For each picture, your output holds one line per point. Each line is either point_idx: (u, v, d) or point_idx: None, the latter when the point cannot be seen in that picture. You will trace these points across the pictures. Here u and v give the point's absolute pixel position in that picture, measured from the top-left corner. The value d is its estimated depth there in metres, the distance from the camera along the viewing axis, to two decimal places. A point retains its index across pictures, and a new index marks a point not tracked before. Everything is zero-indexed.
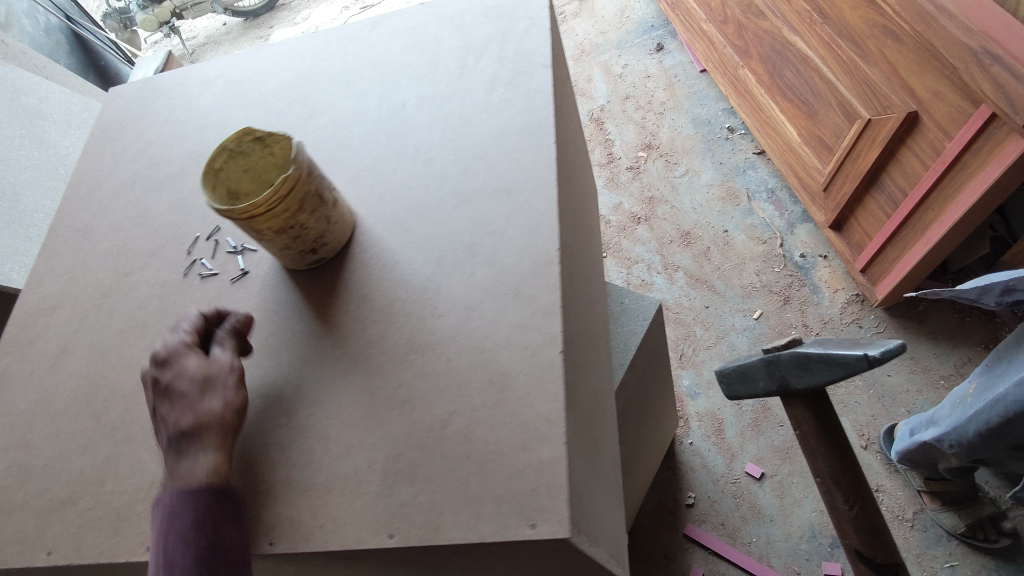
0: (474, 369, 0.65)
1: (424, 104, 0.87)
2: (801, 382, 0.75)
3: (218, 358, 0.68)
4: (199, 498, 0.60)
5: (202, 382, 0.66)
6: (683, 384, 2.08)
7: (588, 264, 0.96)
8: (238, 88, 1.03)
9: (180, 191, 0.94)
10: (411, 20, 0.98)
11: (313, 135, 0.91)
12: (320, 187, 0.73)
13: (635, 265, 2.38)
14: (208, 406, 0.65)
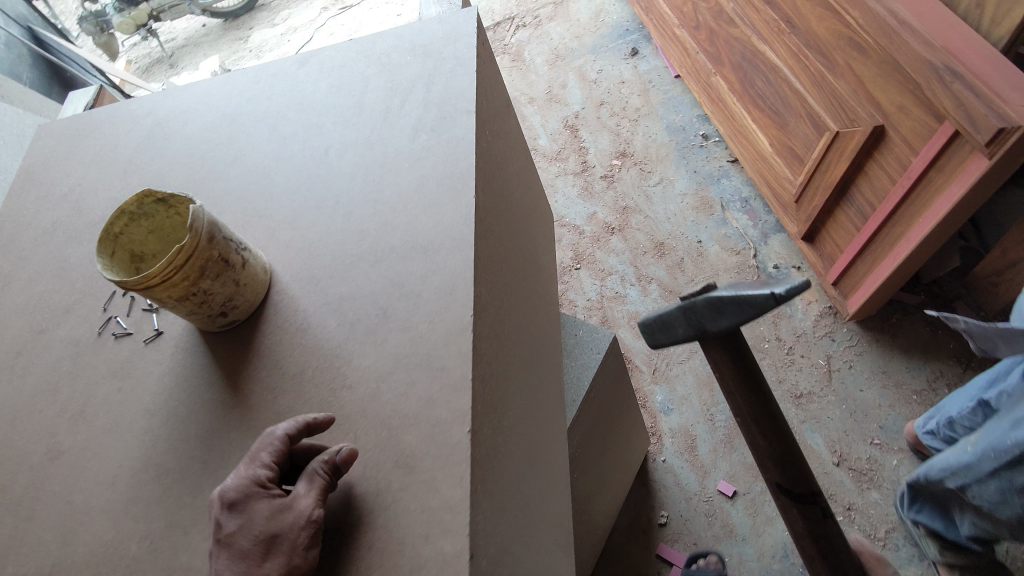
0: (380, 449, 0.61)
1: (348, 152, 0.84)
2: (715, 325, 0.74)
3: (293, 505, 0.57)
4: None
5: (264, 536, 0.55)
6: (657, 400, 2.06)
7: (528, 313, 0.93)
8: (165, 128, 0.99)
9: None
10: (341, 58, 0.95)
11: (236, 183, 0.87)
12: (226, 250, 0.69)
13: (609, 277, 2.34)
14: (264, 572, 0.54)
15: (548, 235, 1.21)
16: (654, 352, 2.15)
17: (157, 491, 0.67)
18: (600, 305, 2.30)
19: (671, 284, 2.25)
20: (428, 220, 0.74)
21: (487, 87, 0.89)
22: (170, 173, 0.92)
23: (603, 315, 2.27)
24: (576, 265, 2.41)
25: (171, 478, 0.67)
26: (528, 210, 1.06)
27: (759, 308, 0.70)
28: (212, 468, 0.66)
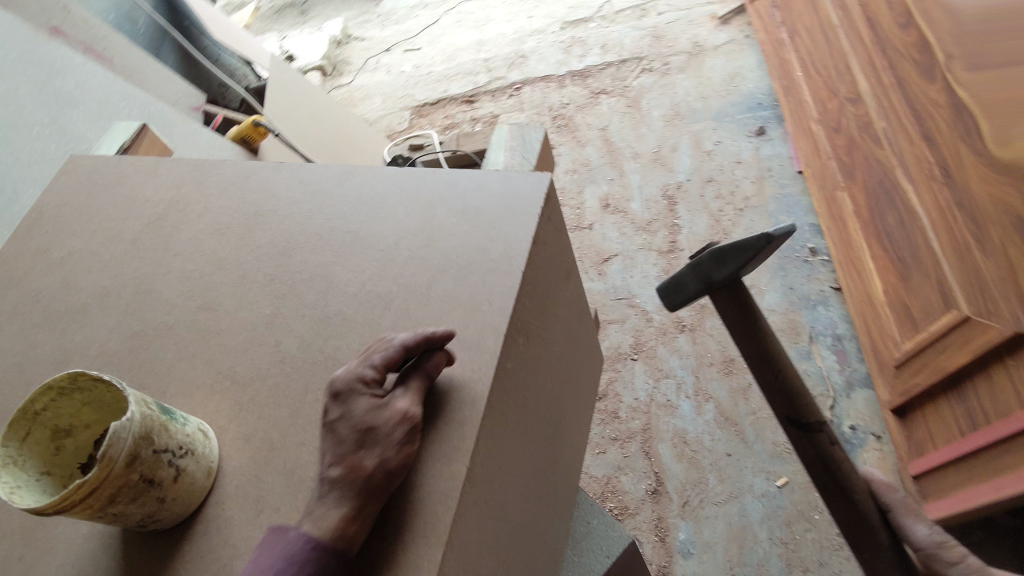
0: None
1: (344, 333, 0.69)
2: (723, 273, 0.83)
3: (393, 404, 0.59)
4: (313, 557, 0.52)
5: (364, 430, 0.57)
6: (678, 538, 1.86)
7: (519, 551, 0.77)
8: (179, 212, 0.87)
9: (71, 335, 0.80)
10: (380, 193, 0.80)
11: (219, 324, 0.74)
12: (154, 466, 0.56)
13: (664, 380, 2.14)
14: (361, 460, 0.56)
15: (584, 408, 1.03)
16: (690, 482, 1.94)
17: None
18: (647, 409, 2.10)
19: (729, 410, 2.03)
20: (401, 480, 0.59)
21: (535, 286, 0.73)
22: (162, 279, 0.81)
23: (647, 422, 2.08)
24: (634, 356, 2.21)
25: None
26: (559, 401, 0.89)
27: (755, 245, 0.80)
28: None
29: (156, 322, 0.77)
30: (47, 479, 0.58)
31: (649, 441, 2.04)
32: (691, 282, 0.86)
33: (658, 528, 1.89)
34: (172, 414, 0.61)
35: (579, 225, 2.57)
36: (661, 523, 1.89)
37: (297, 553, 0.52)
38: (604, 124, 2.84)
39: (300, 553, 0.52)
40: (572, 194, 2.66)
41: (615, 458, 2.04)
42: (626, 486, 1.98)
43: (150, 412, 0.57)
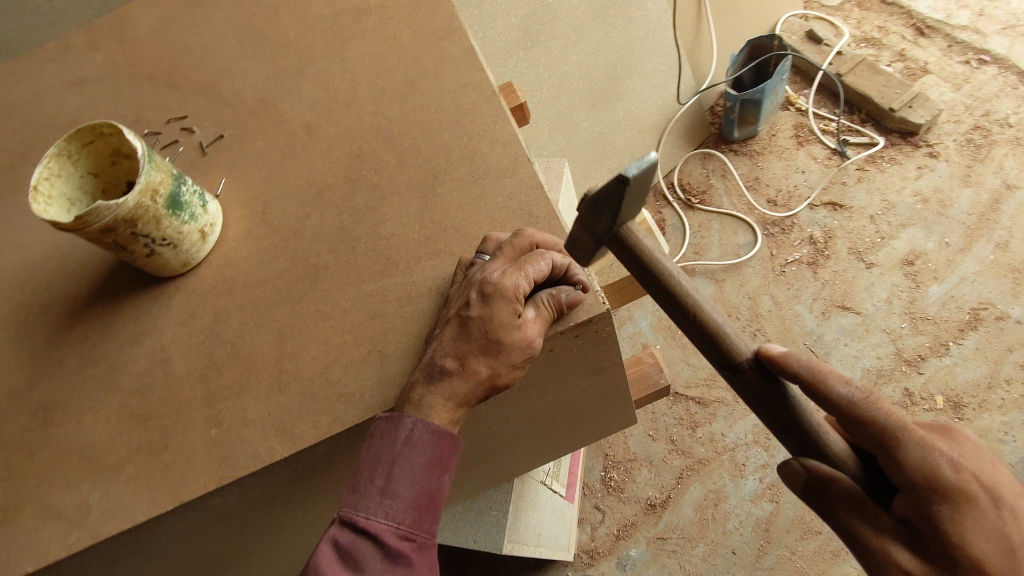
0: (12, 487, 0.67)
1: (337, 260, 0.70)
2: (607, 223, 0.59)
3: (525, 328, 0.61)
4: (426, 448, 0.60)
5: (491, 346, 0.60)
6: (630, 550, 1.64)
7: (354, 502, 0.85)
8: (376, 19, 0.84)
9: (243, 56, 0.87)
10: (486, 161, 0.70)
11: (296, 155, 0.78)
12: (129, 241, 0.66)
13: (761, 448, 1.70)
14: (476, 366, 0.61)
15: (552, 447, 1.00)
16: (683, 536, 1.64)
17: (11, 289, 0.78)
18: (720, 451, 1.71)
19: (775, 527, 1.61)
20: (249, 409, 0.65)
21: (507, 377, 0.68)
22: (312, 72, 0.83)
23: (708, 460, 1.71)
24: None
25: (9, 298, 0.78)
26: (504, 440, 0.87)
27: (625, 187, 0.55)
28: (26, 323, 0.76)
29: (275, 107, 0.82)
30: (91, 179, 0.71)
31: (692, 472, 1.70)
32: (585, 240, 0.61)
33: (620, 529, 1.67)
34: (180, 209, 0.69)
35: (860, 253, 1.93)
36: (629, 529, 1.67)
37: (415, 440, 0.60)
38: (1017, 182, 1.95)
39: (415, 441, 0.60)
40: (893, 219, 1.96)
41: (655, 452, 1.74)
42: (638, 478, 1.72)
43: (151, 203, 0.65)
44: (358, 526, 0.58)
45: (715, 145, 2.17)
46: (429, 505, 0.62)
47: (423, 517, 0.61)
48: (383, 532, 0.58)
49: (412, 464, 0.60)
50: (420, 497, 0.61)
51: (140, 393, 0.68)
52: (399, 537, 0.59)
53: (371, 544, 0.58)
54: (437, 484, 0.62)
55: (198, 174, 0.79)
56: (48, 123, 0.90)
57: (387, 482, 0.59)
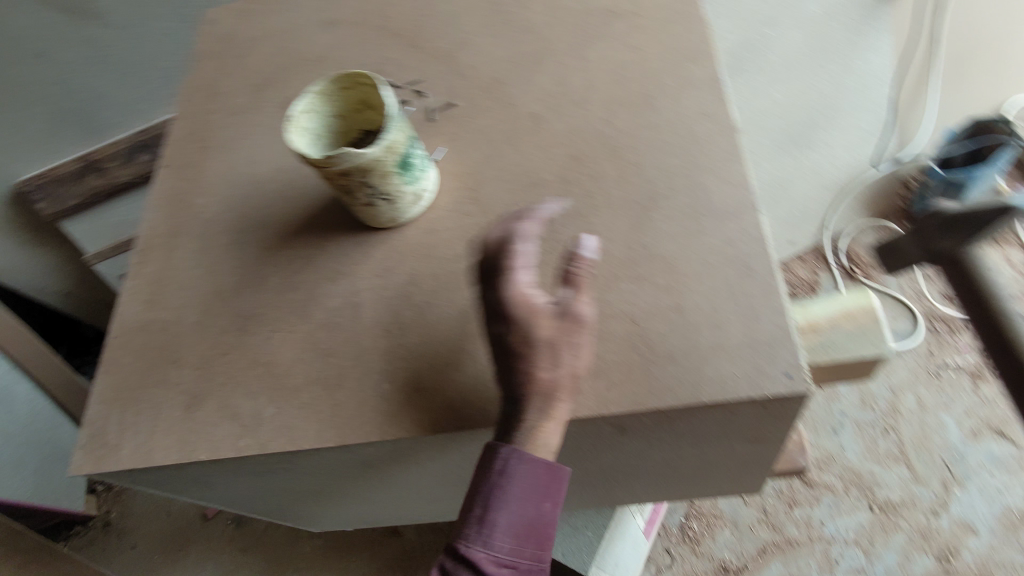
0: (202, 379, 0.74)
1: (536, 257, 0.70)
2: None
3: (565, 316, 0.61)
4: (511, 467, 0.59)
5: (542, 345, 0.60)
6: None
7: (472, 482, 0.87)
8: (627, 27, 0.83)
9: (487, 33, 0.89)
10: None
11: (516, 143, 0.78)
12: (354, 189, 0.70)
13: (859, 553, 1.56)
14: (543, 370, 0.60)
15: (669, 489, 0.97)
16: None
17: (241, 201, 0.86)
18: (814, 538, 1.60)
19: None
20: (423, 376, 0.67)
21: (666, 424, 0.66)
22: (550, 63, 0.83)
23: (799, 543, 1.60)
24: (876, 505, 1.62)
25: (234, 208, 0.86)
26: (627, 472, 0.86)
27: None
28: (243, 236, 0.83)
29: (508, 91, 0.83)
30: (335, 120, 0.76)
31: (777, 549, 1.60)
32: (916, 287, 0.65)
33: None
34: (407, 170, 0.71)
35: None
36: None
37: (512, 471, 0.59)
38: None
39: (509, 471, 0.59)
40: None
41: (743, 515, 1.65)
42: (718, 537, 1.63)
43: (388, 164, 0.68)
44: (461, 553, 0.59)
45: None
46: (534, 533, 0.61)
47: (527, 544, 0.61)
48: (483, 560, 0.58)
49: (506, 495, 0.59)
50: (523, 525, 0.60)
51: (326, 327, 0.73)
52: (498, 565, 0.59)
53: (472, 572, 0.58)
54: (537, 511, 0.61)
55: (422, 138, 0.83)
56: (299, 56, 0.97)
57: (485, 513, 0.59)
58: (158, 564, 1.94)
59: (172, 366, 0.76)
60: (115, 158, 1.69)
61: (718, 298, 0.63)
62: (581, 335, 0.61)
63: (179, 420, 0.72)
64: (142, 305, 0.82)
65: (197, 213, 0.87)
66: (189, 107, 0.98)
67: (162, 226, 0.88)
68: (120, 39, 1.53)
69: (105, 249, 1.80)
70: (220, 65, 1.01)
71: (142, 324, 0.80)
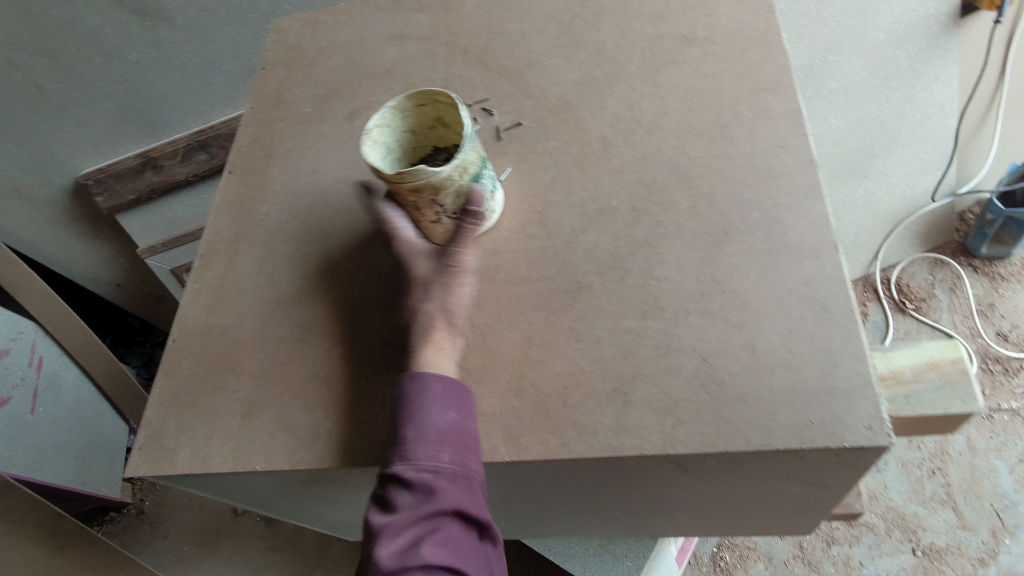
0: (259, 388, 0.74)
1: (603, 285, 0.69)
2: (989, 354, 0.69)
3: (443, 261, 0.69)
4: (423, 386, 0.63)
5: (426, 284, 0.69)
6: None
7: (518, 505, 0.85)
8: (701, 52, 0.82)
9: (557, 54, 0.88)
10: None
11: (585, 167, 0.77)
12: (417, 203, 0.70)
13: None
14: (428, 302, 0.68)
15: (715, 524, 0.94)
16: None
17: (304, 211, 0.87)
18: None
19: None
20: (483, 401, 0.66)
21: (730, 466, 0.64)
22: (620, 87, 0.82)
23: None
24: (920, 549, 1.56)
25: (296, 218, 0.86)
26: (677, 506, 0.83)
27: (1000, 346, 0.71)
28: (306, 246, 0.83)
29: (577, 113, 0.82)
30: (408, 136, 0.75)
31: None
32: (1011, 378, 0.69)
33: None
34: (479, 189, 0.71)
35: None
36: None
37: (415, 392, 0.63)
38: None
39: (418, 391, 0.63)
40: None
41: (778, 550, 1.61)
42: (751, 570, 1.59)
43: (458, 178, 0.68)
44: (388, 473, 0.60)
45: (953, 254, 1.96)
46: (462, 444, 0.61)
47: (458, 456, 0.61)
48: (404, 469, 0.59)
49: (416, 408, 0.62)
50: (444, 434, 0.61)
51: (386, 343, 0.73)
52: (419, 471, 0.59)
53: (396, 484, 0.59)
54: (448, 420, 0.62)
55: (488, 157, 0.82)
56: (366, 68, 0.98)
57: (398, 434, 0.61)
58: (188, 556, 1.96)
59: (230, 374, 0.77)
60: (173, 155, 1.72)
61: (795, 340, 0.61)
62: (457, 275, 0.69)
63: (236, 428, 0.73)
64: (204, 309, 0.83)
65: (261, 220, 0.88)
66: (255, 114, 0.99)
67: (226, 231, 0.88)
68: (186, 42, 1.56)
69: (157, 245, 1.81)
70: (287, 73, 1.02)
71: (203, 328, 0.81)
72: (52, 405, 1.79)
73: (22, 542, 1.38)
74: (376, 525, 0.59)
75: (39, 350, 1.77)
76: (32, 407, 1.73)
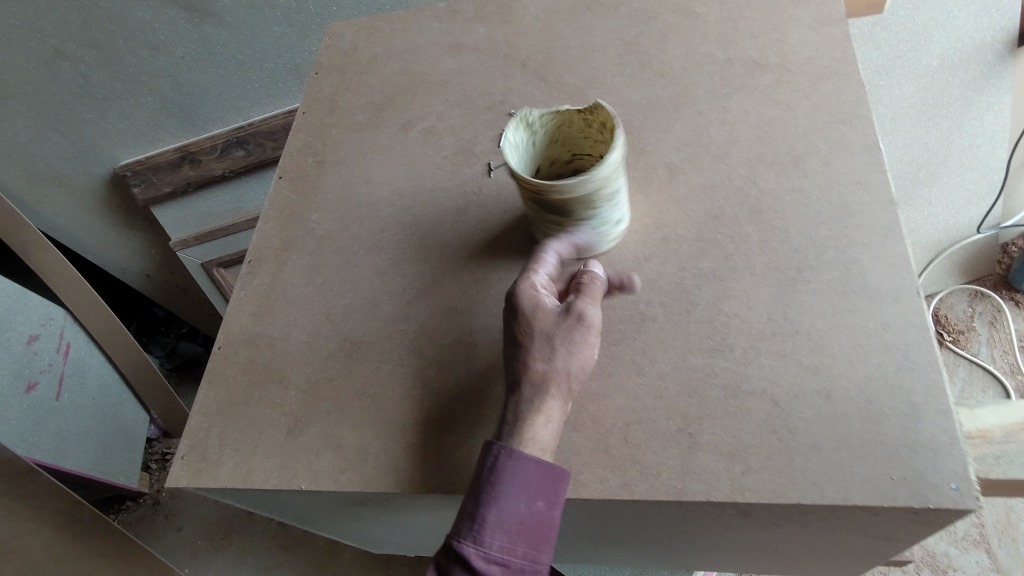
0: (306, 403, 0.73)
1: (667, 318, 0.67)
2: None
3: (566, 323, 0.62)
4: (508, 459, 0.57)
5: (544, 346, 0.61)
6: None
7: (558, 535, 0.83)
8: (772, 79, 0.79)
9: (620, 73, 0.86)
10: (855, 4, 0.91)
11: (649, 193, 0.75)
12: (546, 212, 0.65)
13: None
14: (546, 369, 0.60)
15: (755, 563, 0.91)
16: None
17: (356, 221, 0.85)
18: None
19: None
20: None
21: (796, 516, 0.61)
22: (687, 111, 0.80)
23: None
24: None
25: (348, 229, 0.85)
26: (722, 547, 0.80)
27: None
28: (357, 258, 0.82)
29: (641, 136, 0.80)
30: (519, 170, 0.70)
31: None
32: None
33: None
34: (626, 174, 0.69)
35: None
36: None
37: (502, 465, 0.57)
38: None
39: (502, 464, 0.57)
40: None
41: None
42: None
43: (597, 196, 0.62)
44: (453, 547, 0.55)
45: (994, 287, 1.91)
46: (535, 534, 0.56)
47: (527, 548, 0.56)
48: (477, 553, 0.54)
49: (504, 487, 0.56)
50: (517, 522, 0.56)
51: (440, 365, 0.71)
52: (488, 562, 0.54)
53: (462, 567, 0.54)
54: (534, 508, 0.57)
55: None
56: (421, 78, 0.97)
57: (476, 507, 0.56)
58: (201, 550, 1.95)
59: (276, 386, 0.75)
60: (211, 151, 1.71)
61: (874, 389, 0.58)
62: (579, 335, 0.62)
63: (282, 443, 0.71)
64: (250, 317, 0.81)
65: (311, 228, 0.87)
66: (307, 119, 0.98)
67: (274, 238, 0.87)
68: (232, 40, 1.56)
69: (189, 238, 1.80)
70: (341, 80, 1.01)
71: (249, 337, 0.80)
72: (76, 393, 1.77)
73: (39, 526, 1.37)
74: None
75: (67, 337, 1.77)
76: (57, 394, 1.71)
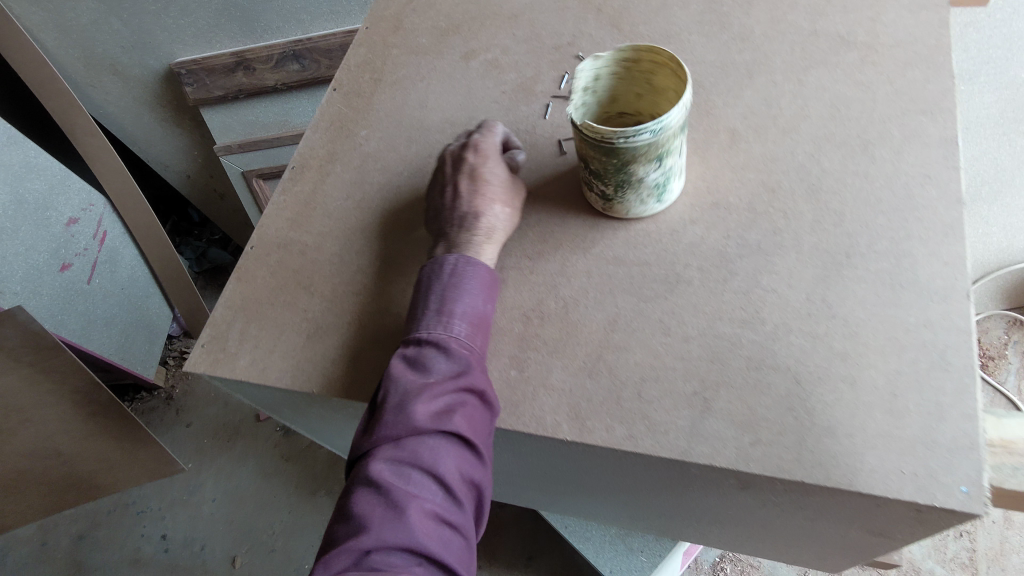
0: (329, 313, 0.73)
1: (703, 283, 0.66)
2: None
3: (506, 180, 0.73)
4: (465, 267, 0.66)
5: (493, 193, 0.71)
6: None
7: (558, 481, 0.84)
8: (856, 58, 0.76)
9: (698, 30, 0.83)
10: None
11: (707, 156, 0.73)
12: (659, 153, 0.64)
13: None
14: (494, 210, 0.70)
15: (744, 540, 0.90)
16: None
17: (404, 143, 0.85)
18: None
19: None
20: (554, 375, 0.64)
21: (801, 495, 0.60)
22: (760, 79, 0.77)
23: None
24: None
25: (395, 150, 0.84)
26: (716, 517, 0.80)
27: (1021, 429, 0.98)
28: (400, 179, 0.82)
29: (708, 98, 0.77)
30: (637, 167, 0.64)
31: None
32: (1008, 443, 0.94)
33: None
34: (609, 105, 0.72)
35: None
36: None
37: (461, 268, 0.65)
38: None
39: (463, 270, 0.65)
40: None
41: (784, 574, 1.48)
42: None
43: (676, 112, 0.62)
44: (423, 341, 0.61)
45: None
46: (484, 328, 0.64)
47: (482, 338, 0.64)
48: (443, 340, 0.61)
49: (461, 289, 0.64)
50: (475, 315, 0.64)
51: None
52: (456, 343, 0.61)
53: (435, 350, 0.60)
54: (487, 307, 0.65)
55: None
56: (492, 8, 0.94)
57: (441, 305, 0.63)
58: (206, 447, 1.98)
59: (303, 292, 0.76)
60: (266, 60, 1.70)
61: (902, 384, 0.57)
62: (513, 193, 0.73)
63: (299, 347, 0.72)
64: (286, 221, 0.82)
65: (359, 143, 0.86)
66: (370, 35, 0.97)
67: (321, 148, 0.87)
68: None
69: (234, 145, 1.81)
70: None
71: (282, 241, 0.80)
72: (108, 281, 1.81)
73: (58, 400, 1.43)
74: (404, 386, 0.59)
75: (104, 225, 1.80)
76: (89, 277, 1.75)
